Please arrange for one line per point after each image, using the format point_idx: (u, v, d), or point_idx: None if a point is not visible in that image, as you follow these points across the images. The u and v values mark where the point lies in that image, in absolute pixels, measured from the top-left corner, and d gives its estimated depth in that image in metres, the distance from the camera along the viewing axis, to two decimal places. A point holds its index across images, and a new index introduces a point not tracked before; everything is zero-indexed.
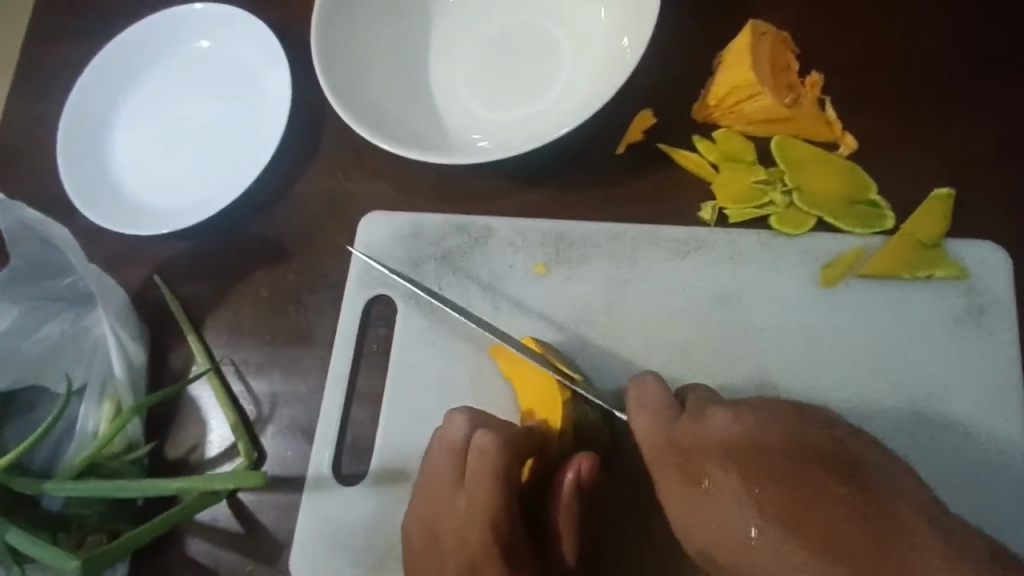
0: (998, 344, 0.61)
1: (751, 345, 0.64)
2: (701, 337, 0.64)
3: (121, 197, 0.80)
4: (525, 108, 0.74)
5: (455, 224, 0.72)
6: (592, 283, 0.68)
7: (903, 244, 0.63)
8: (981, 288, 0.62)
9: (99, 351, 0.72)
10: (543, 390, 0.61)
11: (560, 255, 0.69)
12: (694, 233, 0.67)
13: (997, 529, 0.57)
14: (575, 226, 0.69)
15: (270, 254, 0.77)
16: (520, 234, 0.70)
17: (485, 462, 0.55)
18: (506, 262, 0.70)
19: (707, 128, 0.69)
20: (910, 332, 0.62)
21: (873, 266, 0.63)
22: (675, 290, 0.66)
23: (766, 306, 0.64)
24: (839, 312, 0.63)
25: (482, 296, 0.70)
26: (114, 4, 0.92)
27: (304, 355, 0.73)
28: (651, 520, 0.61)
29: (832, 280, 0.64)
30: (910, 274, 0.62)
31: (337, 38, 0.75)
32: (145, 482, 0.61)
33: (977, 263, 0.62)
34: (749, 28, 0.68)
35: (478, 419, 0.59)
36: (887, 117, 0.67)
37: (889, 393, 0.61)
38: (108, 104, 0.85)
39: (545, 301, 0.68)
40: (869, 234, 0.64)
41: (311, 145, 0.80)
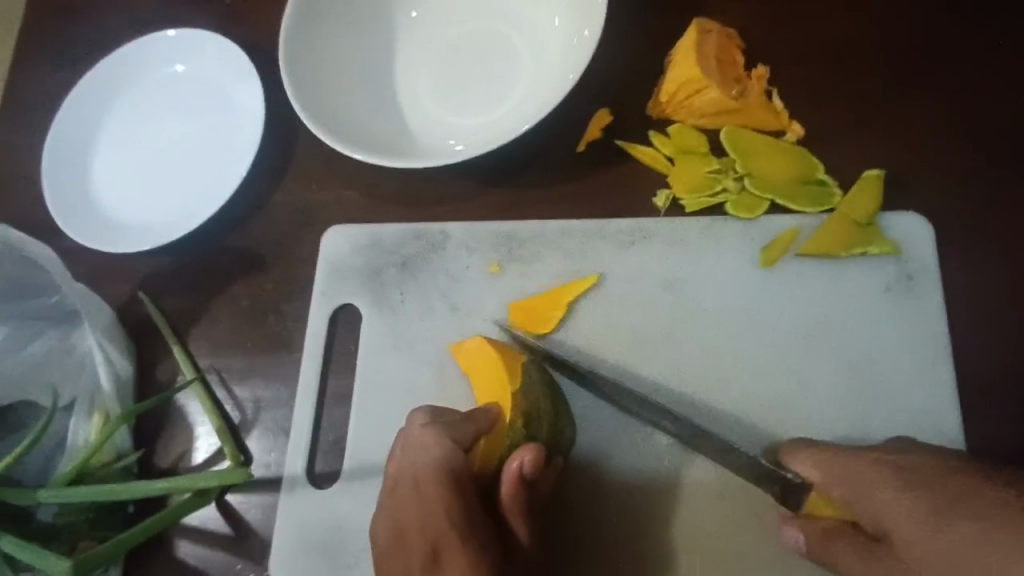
0: (928, 311, 0.63)
1: (699, 331, 0.66)
2: (652, 324, 0.67)
3: (104, 218, 0.83)
4: (487, 111, 0.78)
5: (413, 232, 0.75)
6: (545, 278, 0.71)
7: (836, 223, 0.65)
8: (914, 264, 0.64)
9: (86, 366, 0.74)
10: (498, 380, 0.62)
11: (513, 254, 0.72)
12: (639, 224, 0.70)
13: None
14: (526, 225, 0.72)
15: (249, 265, 0.80)
16: (474, 237, 0.73)
17: (430, 451, 0.58)
18: (462, 265, 0.73)
19: (662, 123, 0.72)
20: (845, 307, 0.65)
21: (808, 246, 0.65)
22: (624, 281, 0.69)
23: (712, 289, 0.67)
24: (783, 290, 0.66)
25: (442, 299, 0.72)
26: (92, 33, 0.95)
27: (283, 359, 0.75)
28: (604, 503, 0.63)
29: (771, 261, 0.66)
30: (846, 252, 0.65)
31: (305, 55, 0.78)
32: (130, 486, 0.63)
33: (909, 238, 0.65)
34: (694, 26, 0.71)
35: (433, 420, 0.61)
36: (831, 104, 0.70)
37: (833, 369, 0.63)
38: (89, 128, 0.88)
39: (502, 298, 0.71)
40: (806, 215, 0.67)
41: (285, 158, 0.83)
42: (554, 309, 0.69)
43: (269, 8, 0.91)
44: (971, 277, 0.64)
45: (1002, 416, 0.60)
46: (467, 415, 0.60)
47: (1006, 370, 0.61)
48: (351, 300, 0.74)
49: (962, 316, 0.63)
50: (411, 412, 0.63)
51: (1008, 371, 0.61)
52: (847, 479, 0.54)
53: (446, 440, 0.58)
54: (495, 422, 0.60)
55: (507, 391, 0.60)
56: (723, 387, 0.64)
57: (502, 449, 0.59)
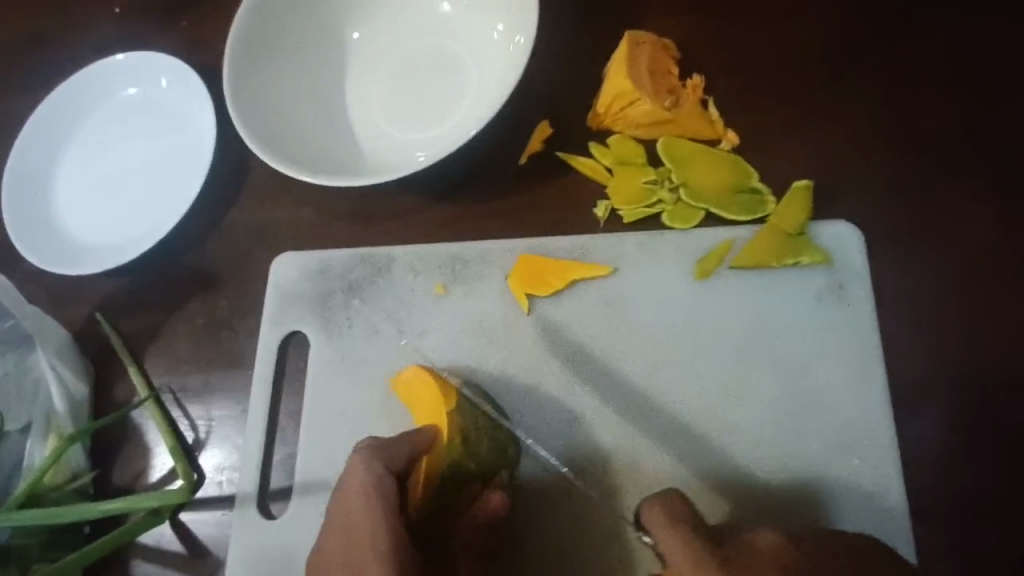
0: (861, 319, 0.64)
1: (638, 340, 0.66)
2: (591, 336, 0.67)
3: (63, 240, 0.84)
4: (433, 127, 0.78)
5: (358, 255, 0.76)
6: (488, 296, 0.71)
7: (768, 234, 0.66)
8: (847, 273, 0.65)
9: (41, 388, 0.75)
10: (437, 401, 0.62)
11: (457, 275, 0.73)
12: (578, 241, 0.70)
13: (879, 490, 0.59)
14: (470, 247, 0.73)
15: (203, 284, 0.81)
16: (419, 260, 0.74)
17: (374, 499, 0.53)
18: (408, 287, 0.74)
19: (600, 134, 0.73)
20: (780, 317, 0.65)
21: (741, 259, 0.66)
22: (563, 299, 0.70)
23: (649, 301, 0.67)
24: (718, 302, 0.66)
25: (389, 323, 0.73)
26: (54, 59, 0.97)
27: (236, 376, 0.77)
28: (549, 523, 0.62)
29: (706, 274, 0.67)
30: (779, 263, 0.66)
31: (251, 76, 0.79)
32: (77, 508, 0.64)
33: (840, 247, 0.65)
34: (627, 39, 0.72)
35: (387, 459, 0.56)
36: (765, 112, 0.71)
37: (770, 378, 0.63)
38: (48, 152, 0.89)
39: (448, 317, 0.72)
40: (738, 227, 0.67)
41: (238, 177, 0.84)
42: (558, 278, 0.69)
43: (222, 29, 0.92)
44: (903, 279, 0.65)
45: (933, 417, 0.60)
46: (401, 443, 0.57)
47: (936, 372, 0.61)
48: (299, 325, 0.75)
49: (895, 319, 0.64)
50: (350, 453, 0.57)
51: (939, 372, 0.61)
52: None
53: (379, 472, 0.54)
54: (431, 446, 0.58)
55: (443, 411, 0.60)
56: (662, 397, 0.64)
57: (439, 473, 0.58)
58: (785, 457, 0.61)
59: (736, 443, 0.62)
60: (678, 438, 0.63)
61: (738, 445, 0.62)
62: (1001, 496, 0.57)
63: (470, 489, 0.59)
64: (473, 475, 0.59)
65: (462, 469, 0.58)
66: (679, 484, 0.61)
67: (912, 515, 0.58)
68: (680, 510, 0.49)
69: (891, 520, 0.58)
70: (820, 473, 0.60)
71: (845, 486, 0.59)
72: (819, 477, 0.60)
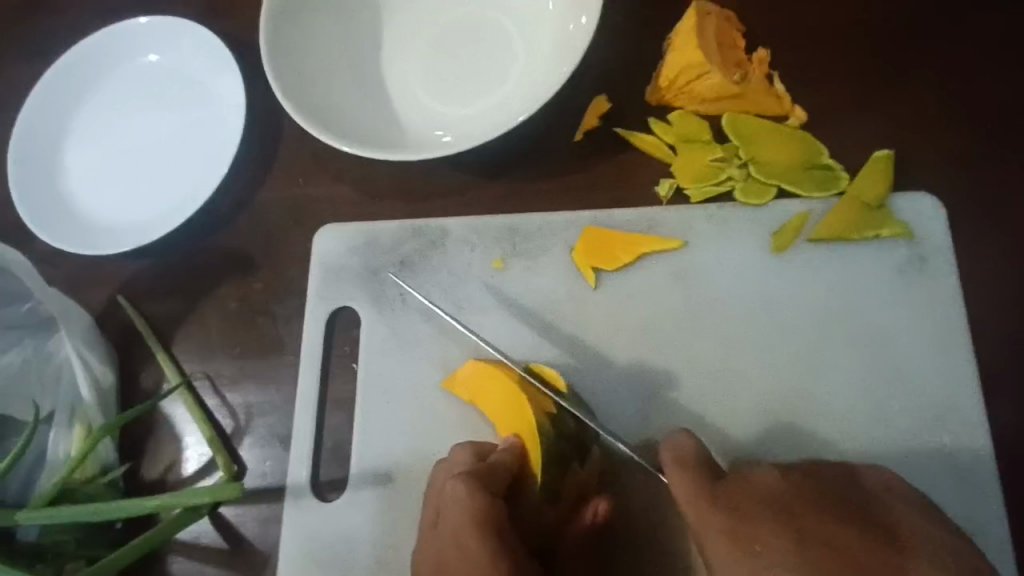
0: (941, 296, 0.62)
1: (714, 321, 0.64)
2: (662, 315, 0.65)
3: (78, 219, 0.78)
4: (481, 101, 0.74)
5: (411, 228, 0.72)
6: (551, 272, 0.68)
7: (849, 206, 0.64)
8: (927, 250, 0.63)
9: (65, 376, 0.70)
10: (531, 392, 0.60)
11: (519, 250, 0.69)
12: (645, 213, 0.68)
13: (964, 473, 0.58)
14: (531, 218, 0.70)
15: (235, 265, 0.76)
16: (476, 233, 0.71)
17: (464, 503, 0.52)
18: (465, 262, 0.70)
19: (661, 110, 0.70)
20: (864, 293, 0.63)
21: (821, 231, 0.64)
22: (631, 273, 0.67)
23: (724, 276, 0.65)
24: (795, 278, 0.64)
25: (444, 297, 0.70)
26: (59, 27, 0.90)
27: (275, 363, 0.72)
28: (635, 513, 0.59)
29: (783, 246, 0.65)
30: (859, 236, 0.64)
31: (288, 44, 0.74)
32: (117, 504, 0.60)
33: (920, 219, 0.64)
34: (693, 9, 0.69)
35: (479, 469, 0.55)
36: (834, 88, 0.69)
37: (854, 358, 0.61)
38: (57, 124, 0.83)
39: (506, 296, 0.68)
40: (817, 198, 0.65)
41: (270, 153, 0.79)
42: (625, 252, 0.67)
43: None
44: (978, 259, 0.63)
45: (1014, 398, 0.59)
46: (489, 465, 0.56)
47: (1018, 353, 0.60)
48: (350, 300, 0.71)
49: (973, 298, 0.62)
50: (446, 464, 0.59)
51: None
52: (714, 518, 0.48)
53: (484, 498, 0.52)
54: (521, 455, 0.58)
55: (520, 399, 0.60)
56: (742, 378, 0.62)
57: (541, 454, 0.57)
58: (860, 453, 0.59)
59: (823, 426, 0.60)
60: (753, 438, 0.60)
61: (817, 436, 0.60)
62: None
63: (571, 471, 0.58)
64: (569, 453, 0.59)
65: (562, 450, 0.58)
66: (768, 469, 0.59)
67: (1001, 498, 0.57)
68: (691, 458, 0.52)
69: (978, 504, 0.57)
70: (903, 456, 0.58)
71: (930, 470, 0.58)
72: (902, 460, 0.58)
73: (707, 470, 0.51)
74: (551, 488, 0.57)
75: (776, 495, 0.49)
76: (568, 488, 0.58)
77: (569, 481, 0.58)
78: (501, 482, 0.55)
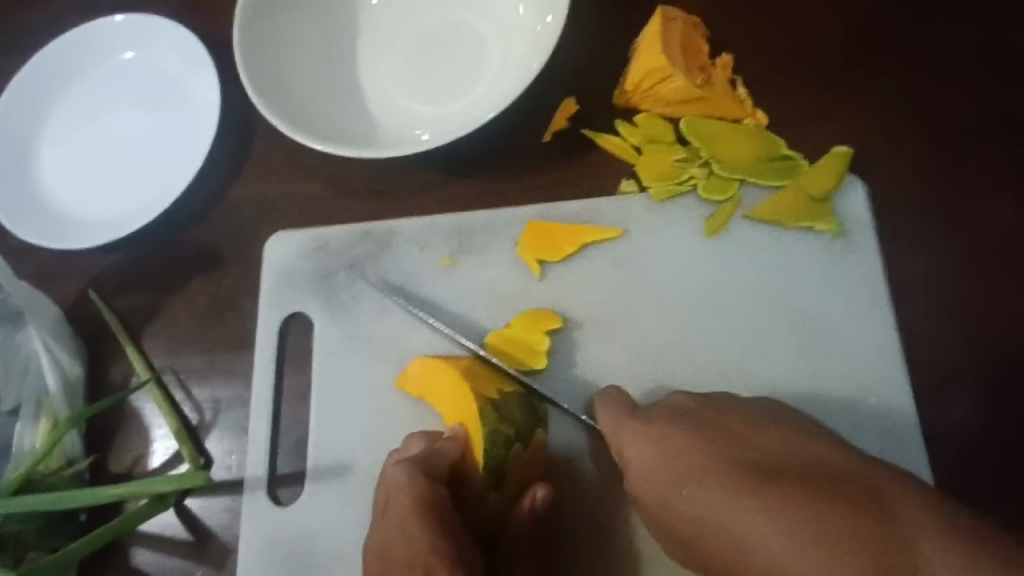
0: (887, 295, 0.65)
1: (659, 311, 0.67)
2: (609, 302, 0.68)
3: (50, 213, 0.78)
4: (452, 101, 0.75)
5: (359, 231, 0.73)
6: (498, 266, 0.70)
7: (792, 194, 0.67)
8: (864, 250, 0.66)
9: (32, 368, 0.70)
10: (488, 372, 0.63)
11: (464, 247, 0.71)
12: (591, 206, 0.70)
13: (907, 464, 0.61)
14: (477, 214, 0.71)
15: (206, 260, 0.77)
16: (424, 232, 0.72)
17: (406, 490, 0.56)
18: (412, 262, 0.71)
19: (628, 112, 0.72)
20: (804, 289, 0.66)
21: (754, 212, 0.68)
22: (577, 263, 0.69)
23: (669, 265, 0.68)
24: (744, 266, 0.67)
25: (395, 294, 0.71)
26: (37, 24, 0.91)
27: (244, 358, 0.73)
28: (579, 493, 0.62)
29: (715, 229, 0.68)
30: (792, 224, 0.67)
31: (263, 44, 0.75)
32: (79, 493, 0.60)
33: (855, 217, 0.67)
34: (659, 14, 0.71)
35: (422, 455, 0.58)
36: (796, 94, 0.71)
37: (793, 341, 0.65)
38: (32, 118, 0.84)
39: (453, 292, 0.70)
40: (754, 183, 0.68)
41: (244, 150, 0.80)
42: (569, 243, 0.69)
43: None
44: (928, 259, 0.66)
45: (957, 393, 0.62)
46: (435, 451, 0.58)
47: (962, 349, 0.63)
48: (302, 307, 0.72)
49: (913, 301, 0.65)
50: (396, 451, 0.61)
51: (968, 350, 0.63)
52: (627, 444, 0.55)
53: (425, 481, 0.56)
54: (466, 444, 0.60)
55: (464, 386, 0.62)
56: (688, 362, 0.65)
57: (482, 442, 0.59)
58: None
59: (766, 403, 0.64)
60: None
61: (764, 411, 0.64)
62: (1015, 471, 0.60)
63: (516, 453, 0.60)
64: (518, 438, 0.61)
65: (501, 435, 0.60)
66: None
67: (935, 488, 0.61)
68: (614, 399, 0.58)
69: None
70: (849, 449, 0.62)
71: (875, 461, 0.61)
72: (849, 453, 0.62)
73: (628, 406, 0.57)
74: (495, 474, 0.60)
75: (658, 423, 0.55)
76: (512, 474, 0.60)
77: (512, 464, 0.60)
78: (443, 467, 0.58)
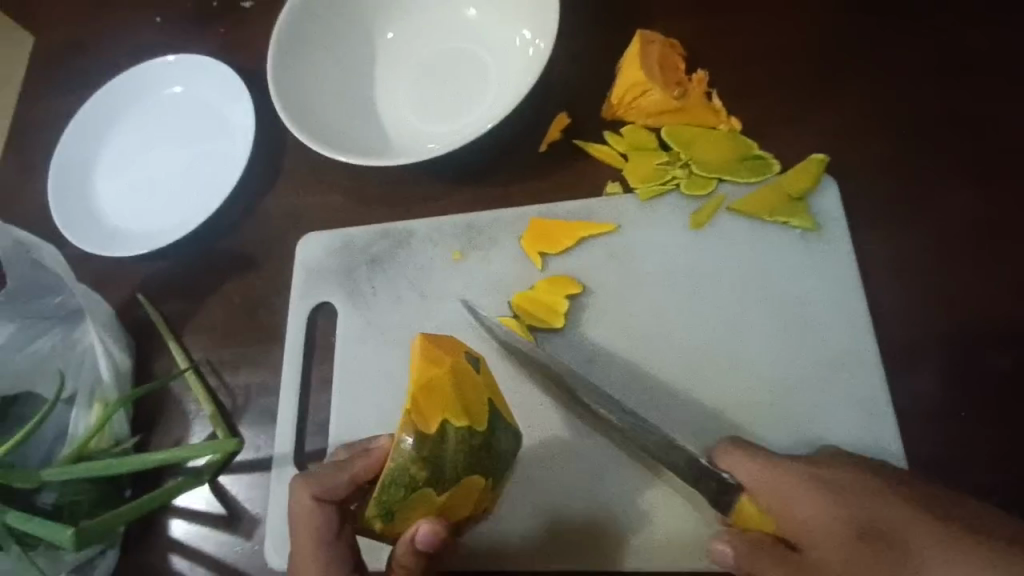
0: (853, 279, 0.71)
1: (647, 292, 0.74)
2: (602, 287, 0.75)
3: (104, 226, 0.89)
4: (458, 119, 0.84)
5: (380, 231, 0.82)
6: (503, 259, 0.78)
7: (772, 194, 0.74)
8: (833, 237, 0.72)
9: (88, 359, 0.79)
10: (444, 397, 0.53)
11: (473, 242, 0.79)
12: (585, 205, 0.77)
13: (876, 434, 0.66)
14: (482, 215, 0.79)
15: (241, 264, 0.86)
16: (437, 231, 0.80)
17: (301, 512, 0.58)
18: (426, 257, 0.79)
19: (615, 124, 0.80)
20: (778, 272, 0.72)
21: (737, 206, 0.74)
22: (573, 255, 0.76)
23: (656, 252, 0.75)
24: (718, 251, 0.74)
25: (410, 288, 0.79)
26: (99, 66, 1.04)
27: (273, 349, 0.81)
28: (577, 460, 0.69)
29: (699, 223, 0.75)
30: (770, 218, 0.73)
31: (293, 76, 0.86)
32: (128, 459, 0.66)
33: (826, 215, 0.73)
34: (638, 38, 0.80)
35: (316, 482, 0.58)
36: (767, 103, 0.78)
37: (771, 322, 0.71)
38: (93, 143, 0.95)
39: (462, 283, 0.78)
40: (737, 183, 0.75)
41: (275, 167, 0.90)
42: (567, 237, 0.76)
43: (256, 34, 0.99)
44: (893, 247, 0.71)
45: (924, 368, 0.67)
46: (334, 474, 0.58)
47: (927, 328, 0.68)
48: (328, 297, 0.80)
49: (878, 286, 0.70)
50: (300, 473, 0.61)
51: (933, 328, 0.68)
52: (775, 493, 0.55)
53: (317, 505, 0.58)
54: (370, 468, 0.57)
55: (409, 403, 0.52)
56: (673, 340, 0.72)
57: (384, 474, 0.52)
58: (775, 403, 0.68)
59: (744, 378, 0.69)
60: (684, 388, 0.70)
61: (740, 385, 0.69)
62: (983, 439, 0.64)
63: (420, 497, 0.52)
64: (431, 482, 0.52)
65: (408, 473, 0.51)
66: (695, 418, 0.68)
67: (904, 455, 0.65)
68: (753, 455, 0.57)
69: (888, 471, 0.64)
70: (820, 418, 0.67)
71: (846, 431, 0.66)
72: (820, 423, 0.67)
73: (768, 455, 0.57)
74: (385, 505, 0.52)
75: (813, 482, 0.54)
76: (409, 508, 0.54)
77: (413, 501, 0.53)
78: (338, 491, 0.58)
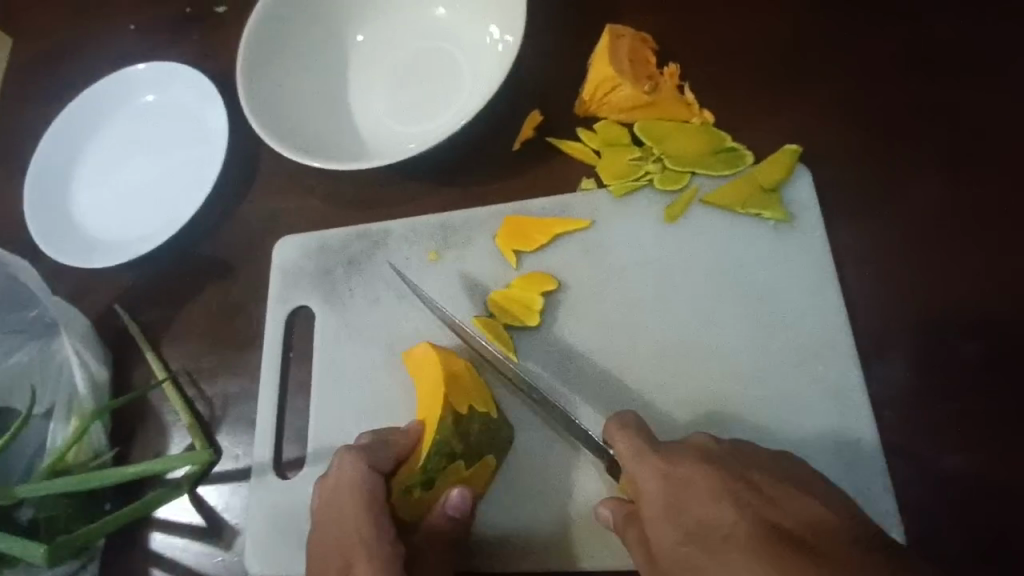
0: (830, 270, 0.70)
1: (622, 286, 0.73)
2: (577, 282, 0.74)
3: (81, 236, 0.88)
4: (432, 118, 0.83)
5: (355, 233, 0.81)
6: (479, 258, 0.77)
7: (744, 186, 0.73)
8: (809, 227, 0.72)
9: (65, 373, 0.78)
10: (468, 390, 0.68)
11: (448, 241, 0.78)
12: (559, 201, 0.77)
13: (853, 427, 0.65)
14: (456, 214, 0.79)
15: (217, 272, 0.85)
16: (412, 231, 0.79)
17: (351, 480, 0.62)
18: (403, 257, 0.79)
19: (588, 120, 0.79)
20: (754, 264, 0.72)
21: (709, 199, 0.74)
22: (548, 253, 0.76)
23: (631, 246, 0.74)
24: (694, 245, 0.73)
25: (387, 289, 0.78)
26: (73, 75, 1.03)
27: (251, 356, 0.80)
28: (554, 458, 0.68)
29: (673, 217, 0.74)
30: (743, 210, 0.73)
31: (263, 81, 0.85)
32: (104, 473, 0.66)
33: (799, 205, 0.73)
34: (608, 32, 0.79)
35: (366, 454, 0.64)
36: (740, 95, 0.77)
37: (746, 314, 0.70)
38: (68, 153, 0.95)
39: (439, 283, 0.77)
40: (710, 176, 0.74)
41: (250, 174, 0.89)
42: (541, 234, 0.76)
43: (229, 39, 0.99)
44: (868, 237, 0.71)
45: (900, 358, 0.66)
46: (386, 443, 0.65)
47: (902, 317, 0.67)
48: (304, 302, 0.80)
49: (854, 276, 0.70)
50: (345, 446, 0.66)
51: (908, 317, 0.67)
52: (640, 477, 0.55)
53: (369, 475, 0.63)
54: (416, 440, 0.66)
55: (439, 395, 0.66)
56: (649, 334, 0.71)
57: (428, 446, 0.65)
58: (753, 396, 0.68)
59: (721, 371, 0.69)
60: (661, 383, 0.69)
61: (717, 378, 0.69)
62: (959, 429, 0.63)
63: (453, 467, 0.65)
64: (462, 455, 0.65)
65: (448, 447, 0.64)
66: (671, 413, 0.68)
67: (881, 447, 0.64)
68: (635, 441, 0.57)
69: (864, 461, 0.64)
70: (798, 412, 0.66)
71: (822, 423, 0.66)
72: (798, 415, 0.66)
73: (644, 439, 0.57)
74: (430, 474, 0.64)
75: (672, 474, 0.54)
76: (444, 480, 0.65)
77: (448, 472, 0.65)
78: (385, 459, 0.64)
